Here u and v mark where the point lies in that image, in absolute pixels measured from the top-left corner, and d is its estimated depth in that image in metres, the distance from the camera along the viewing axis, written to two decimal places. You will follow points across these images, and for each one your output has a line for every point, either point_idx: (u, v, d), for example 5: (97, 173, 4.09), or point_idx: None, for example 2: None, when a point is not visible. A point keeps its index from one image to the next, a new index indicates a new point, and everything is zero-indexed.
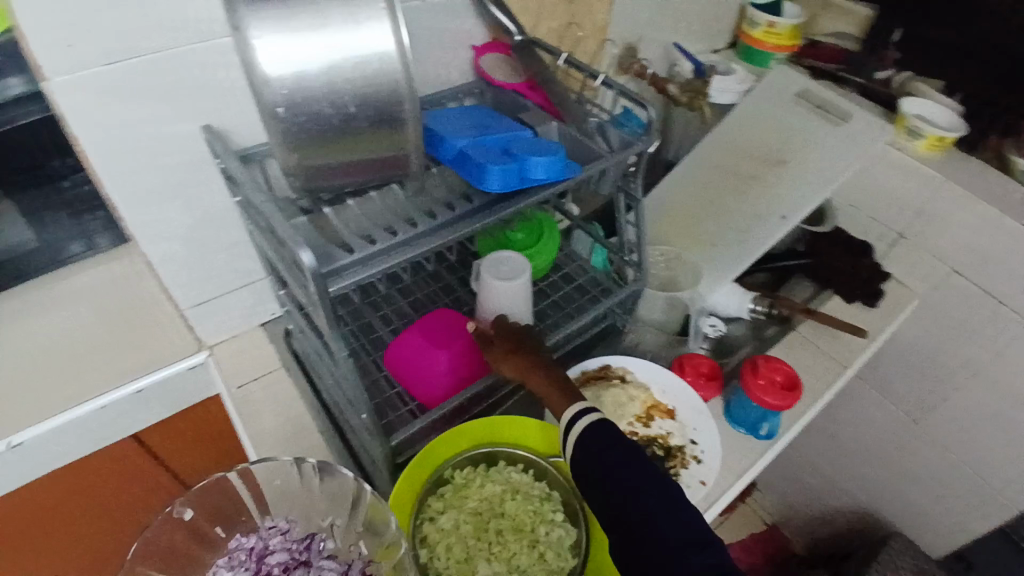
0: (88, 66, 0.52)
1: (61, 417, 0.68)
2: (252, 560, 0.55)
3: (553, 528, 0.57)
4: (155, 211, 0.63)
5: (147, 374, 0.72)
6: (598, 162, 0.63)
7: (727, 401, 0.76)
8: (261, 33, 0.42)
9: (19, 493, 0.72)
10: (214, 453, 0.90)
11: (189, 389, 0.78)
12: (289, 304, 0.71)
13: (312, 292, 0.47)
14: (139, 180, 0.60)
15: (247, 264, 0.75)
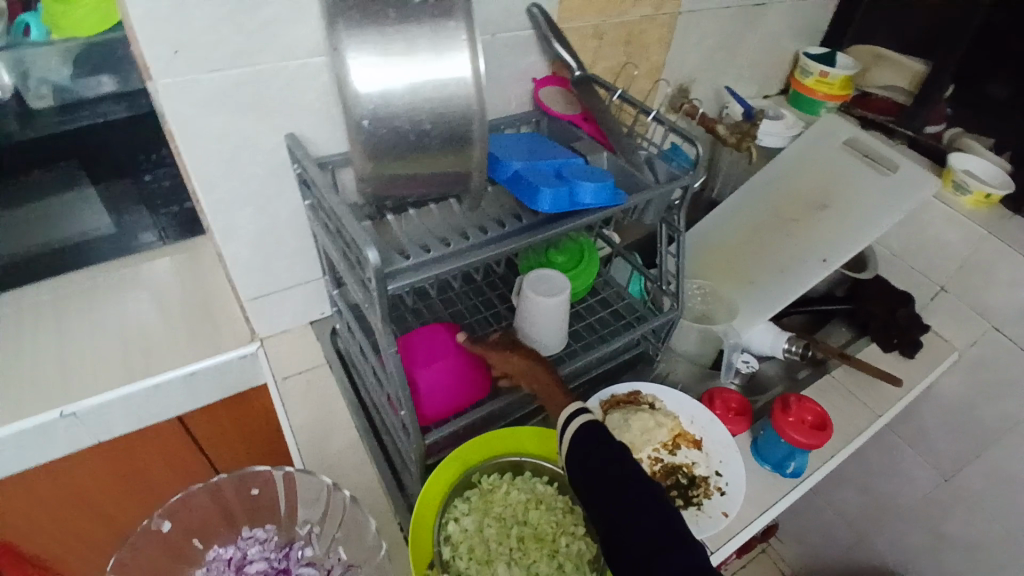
0: (193, 74, 0.58)
1: (126, 390, 0.74)
2: (230, 568, 0.67)
3: (573, 540, 0.58)
4: (232, 208, 0.69)
5: (203, 359, 0.79)
6: (644, 193, 0.66)
7: (755, 437, 0.77)
8: (357, 55, 0.47)
9: (81, 455, 0.79)
10: (259, 440, 0.95)
11: (239, 378, 0.83)
12: (341, 304, 0.76)
13: (372, 291, 0.51)
14: (222, 179, 0.66)
15: (304, 265, 0.79)
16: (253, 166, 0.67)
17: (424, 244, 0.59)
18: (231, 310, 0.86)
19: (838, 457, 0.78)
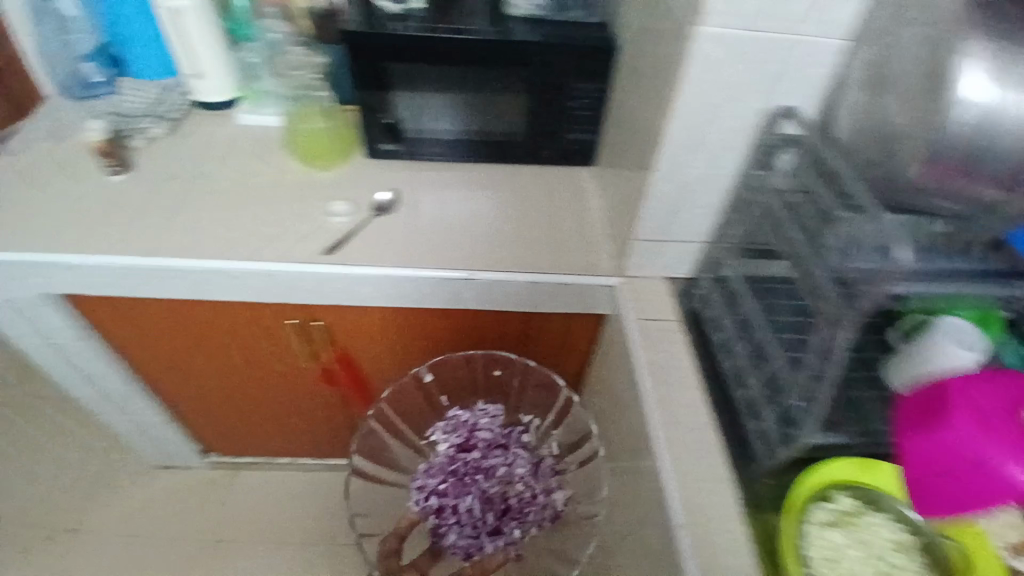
0: (728, 30, 0.80)
1: (472, 278, 1.13)
2: (464, 429, 1.28)
3: (883, 533, 0.83)
4: (694, 159, 0.96)
5: (537, 274, 1.14)
6: (1012, 198, 0.72)
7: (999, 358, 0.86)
8: (730, 24, 0.80)
9: (420, 316, 1.22)
10: (564, 341, 1.33)
11: (568, 291, 1.16)
12: (754, 189, 0.99)
13: (848, 308, 0.76)
14: (698, 133, 0.92)
15: (722, 172, 0.99)
16: (689, 172, 0.98)
17: (883, 238, 0.76)
18: (535, 220, 1.24)
19: None
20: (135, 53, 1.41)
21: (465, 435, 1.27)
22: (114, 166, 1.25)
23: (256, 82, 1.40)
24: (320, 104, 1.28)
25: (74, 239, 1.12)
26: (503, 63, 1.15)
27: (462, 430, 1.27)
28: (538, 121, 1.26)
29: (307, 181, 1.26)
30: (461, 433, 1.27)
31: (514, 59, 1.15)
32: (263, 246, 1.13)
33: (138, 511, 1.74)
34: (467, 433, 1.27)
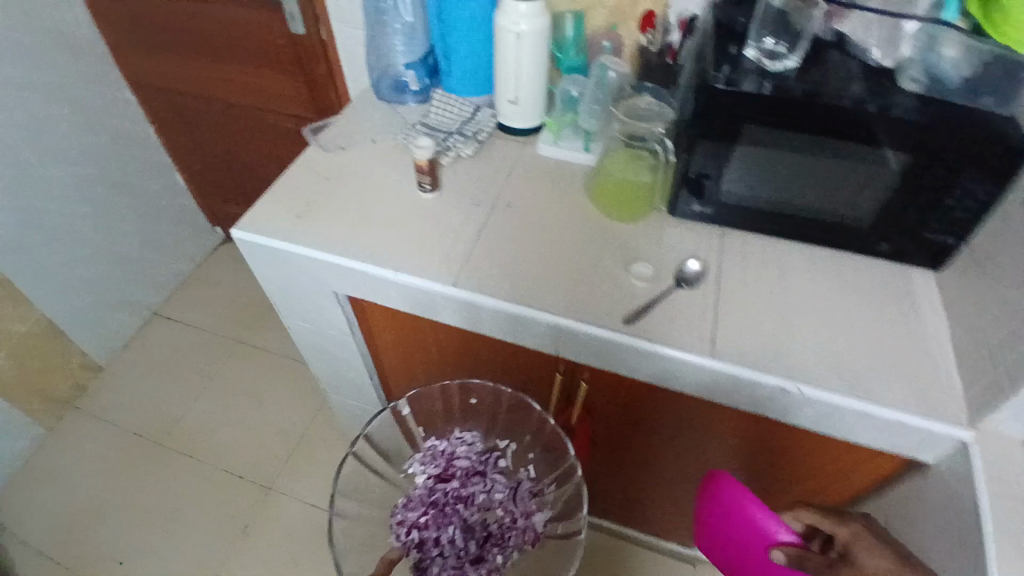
0: None
1: (581, 328, 0.88)
2: (444, 460, 0.98)
3: None
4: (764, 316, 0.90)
5: (675, 348, 0.86)
6: None
7: None
8: None
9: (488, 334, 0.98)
10: (842, 479, 1.02)
11: (707, 378, 0.86)
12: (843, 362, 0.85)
13: None
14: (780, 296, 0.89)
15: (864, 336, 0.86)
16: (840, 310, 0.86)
17: None
18: (649, 251, 0.99)
19: None
20: (455, 69, 1.17)
21: (445, 466, 0.97)
22: (424, 183, 1.04)
23: (586, 119, 1.11)
24: (642, 150, 1.01)
25: (357, 253, 0.97)
26: (782, 127, 0.86)
27: (441, 458, 0.98)
28: (836, 182, 0.92)
29: (621, 237, 1.00)
30: (442, 461, 0.98)
31: (802, 117, 0.84)
32: (567, 302, 0.91)
33: (205, 388, 1.85)
34: (448, 463, 0.97)
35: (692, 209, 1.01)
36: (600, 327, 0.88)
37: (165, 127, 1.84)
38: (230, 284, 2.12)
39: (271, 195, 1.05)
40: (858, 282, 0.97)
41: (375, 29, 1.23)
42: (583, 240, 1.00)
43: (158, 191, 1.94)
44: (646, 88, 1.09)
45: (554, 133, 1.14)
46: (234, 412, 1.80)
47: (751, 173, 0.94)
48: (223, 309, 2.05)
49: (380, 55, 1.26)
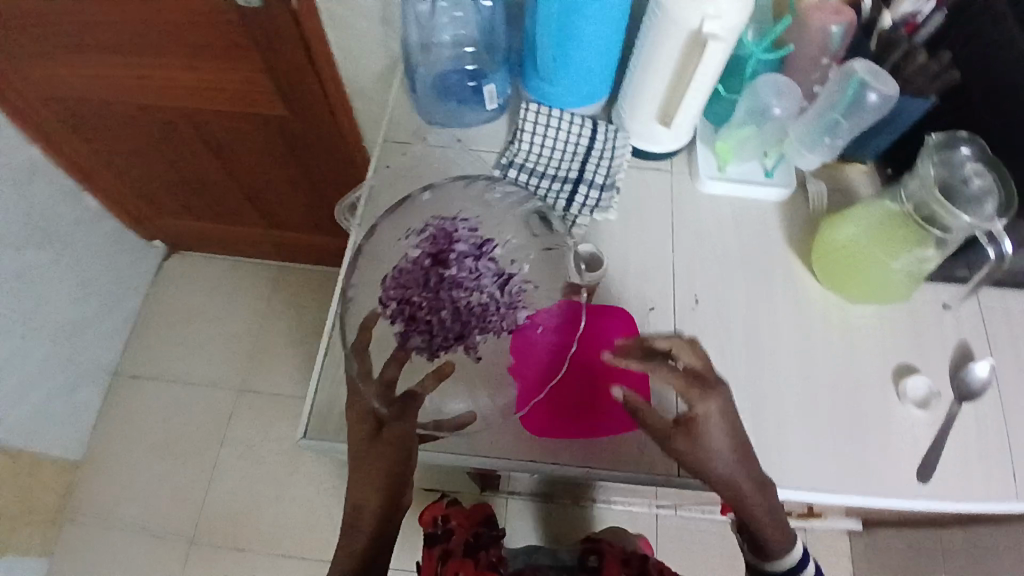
0: None
1: (866, 501, 0.63)
2: (437, 241, 0.58)
3: None
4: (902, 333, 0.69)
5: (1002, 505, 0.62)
6: None
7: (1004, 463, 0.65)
8: None
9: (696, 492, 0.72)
10: None
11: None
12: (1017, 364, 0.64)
13: None
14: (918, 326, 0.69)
15: None
16: None
17: None
18: (915, 346, 0.69)
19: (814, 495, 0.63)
20: (571, 80, 0.72)
21: (436, 249, 0.57)
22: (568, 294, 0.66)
23: (794, 151, 0.73)
24: (934, 248, 0.61)
25: (511, 447, 0.62)
26: None
27: (427, 250, 0.57)
28: None
29: (866, 330, 0.70)
30: (436, 238, 0.58)
31: None
32: (845, 465, 0.64)
33: (214, 470, 1.34)
34: (443, 245, 0.57)
35: (953, 274, 0.70)
36: (904, 495, 0.63)
37: (42, 125, 1.13)
38: (194, 319, 1.49)
39: (336, 364, 0.66)
40: None
41: (417, 14, 0.75)
42: (823, 346, 0.69)
43: (73, 225, 1.27)
44: (965, 139, 0.62)
45: (720, 158, 0.76)
46: (266, 488, 1.33)
47: None
48: (201, 354, 1.45)
49: (427, 53, 0.79)
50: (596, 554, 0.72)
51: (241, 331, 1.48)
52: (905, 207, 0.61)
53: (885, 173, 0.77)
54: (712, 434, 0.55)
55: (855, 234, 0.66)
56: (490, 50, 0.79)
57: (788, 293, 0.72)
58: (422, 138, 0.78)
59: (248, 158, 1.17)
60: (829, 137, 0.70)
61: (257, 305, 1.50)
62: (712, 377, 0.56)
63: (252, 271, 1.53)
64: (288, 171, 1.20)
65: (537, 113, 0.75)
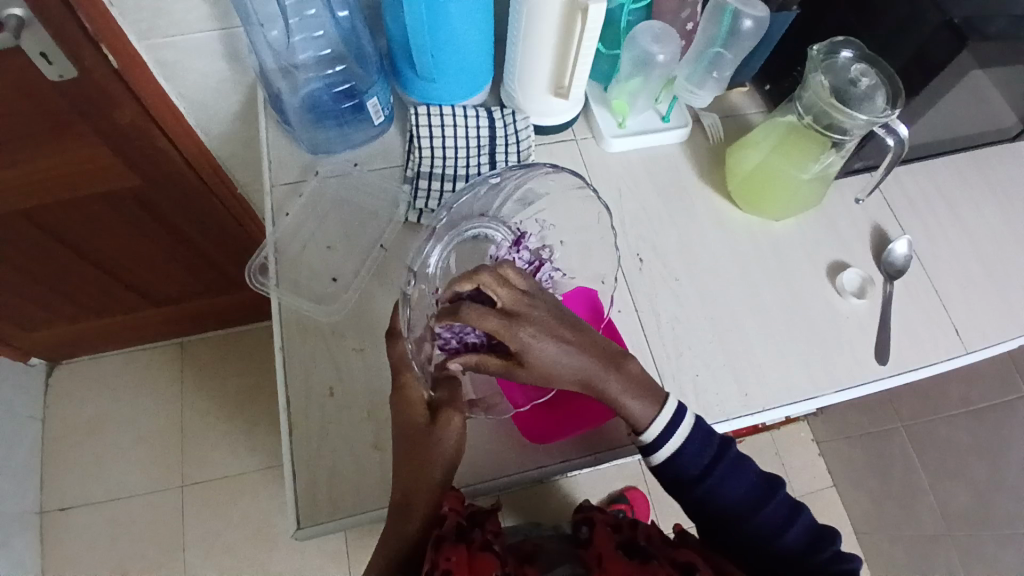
0: None
1: (837, 397, 0.67)
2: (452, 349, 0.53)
3: None
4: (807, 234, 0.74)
5: (937, 364, 0.69)
6: None
7: (931, 325, 0.71)
8: None
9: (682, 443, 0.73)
10: None
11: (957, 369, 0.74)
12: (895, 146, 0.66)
13: None
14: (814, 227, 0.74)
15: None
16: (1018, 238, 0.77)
17: None
18: (836, 243, 0.74)
19: (787, 408, 0.66)
20: (454, 72, 0.68)
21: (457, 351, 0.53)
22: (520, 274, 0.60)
23: (685, 90, 0.75)
24: (834, 151, 0.65)
25: (510, 458, 0.60)
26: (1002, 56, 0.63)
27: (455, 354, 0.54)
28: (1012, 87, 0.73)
29: (794, 240, 0.74)
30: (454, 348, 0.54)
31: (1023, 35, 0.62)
32: (816, 368, 0.67)
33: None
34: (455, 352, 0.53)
35: (850, 169, 0.75)
36: (871, 378, 0.67)
37: None
38: (107, 427, 1.32)
39: (303, 438, 0.60)
40: (1005, 176, 0.84)
41: (268, 39, 0.65)
42: (761, 267, 0.72)
43: None
44: (842, 42, 0.65)
45: (618, 114, 0.76)
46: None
47: (939, 108, 0.70)
48: (128, 462, 1.29)
49: (291, 78, 0.69)
50: (587, 524, 0.60)
51: (168, 421, 1.33)
52: (804, 118, 0.65)
53: (765, 90, 0.80)
54: (541, 350, 0.48)
55: (761, 155, 0.69)
56: (361, 61, 0.69)
57: (717, 227, 0.74)
58: (314, 172, 0.73)
59: (116, 241, 1.02)
60: (715, 71, 0.73)
61: (175, 389, 1.35)
62: (520, 309, 0.47)
63: (157, 356, 1.38)
64: (166, 241, 1.07)
65: (429, 116, 0.70)
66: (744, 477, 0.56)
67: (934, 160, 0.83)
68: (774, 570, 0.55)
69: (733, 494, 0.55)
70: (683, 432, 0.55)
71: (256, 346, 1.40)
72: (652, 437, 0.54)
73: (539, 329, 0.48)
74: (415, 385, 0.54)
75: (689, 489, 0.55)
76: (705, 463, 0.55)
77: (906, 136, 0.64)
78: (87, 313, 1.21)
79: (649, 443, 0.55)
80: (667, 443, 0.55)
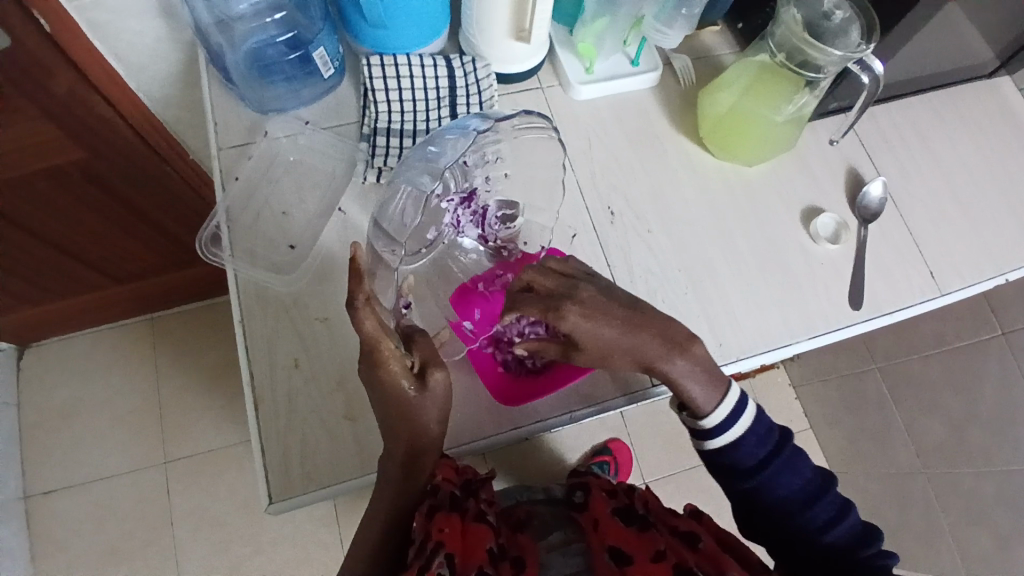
0: None
1: (812, 342, 0.66)
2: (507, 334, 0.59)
3: None
4: (783, 181, 0.72)
5: (907, 308, 0.69)
6: None
7: (903, 267, 0.71)
8: None
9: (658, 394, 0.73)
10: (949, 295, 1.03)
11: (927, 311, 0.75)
12: (872, 93, 0.64)
13: None
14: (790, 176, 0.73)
15: (1019, 191, 0.78)
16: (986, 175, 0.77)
17: None
18: (810, 189, 0.72)
19: (758, 356, 0.65)
20: (407, 17, 0.63)
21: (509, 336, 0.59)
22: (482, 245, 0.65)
23: (654, 30, 0.71)
24: (809, 91, 0.63)
25: (486, 423, 0.59)
26: None
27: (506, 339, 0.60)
28: (983, 19, 0.71)
29: (769, 186, 0.72)
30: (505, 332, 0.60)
31: None
32: (791, 315, 0.66)
33: (178, 554, 1.22)
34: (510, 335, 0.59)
35: (826, 109, 0.72)
36: (845, 323, 0.67)
37: None
38: (82, 409, 1.29)
39: (271, 416, 0.58)
40: (982, 113, 0.82)
41: None
42: (734, 215, 0.70)
43: None
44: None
45: (585, 59, 0.72)
46: (243, 547, 1.23)
47: (917, 42, 0.67)
48: (107, 443, 1.27)
49: (228, 31, 0.64)
50: (582, 488, 0.61)
51: (145, 400, 1.30)
52: (778, 56, 0.63)
53: (737, 29, 0.77)
54: (592, 330, 0.50)
55: (734, 97, 0.66)
56: (303, 9, 0.64)
57: (691, 175, 0.71)
58: (262, 133, 0.68)
59: (66, 218, 0.97)
60: (684, 8, 0.68)
61: (147, 369, 1.32)
62: (563, 292, 0.50)
63: (126, 335, 1.34)
64: (121, 215, 1.01)
65: (383, 66, 0.66)
66: (800, 473, 0.53)
67: (911, 98, 0.81)
68: (817, 570, 0.52)
69: (785, 489, 0.53)
70: (743, 423, 0.53)
71: (229, 319, 1.37)
72: (712, 423, 0.52)
73: (586, 308, 0.49)
74: (394, 358, 0.48)
75: (743, 480, 0.53)
76: (763, 454, 0.53)
77: (881, 72, 0.61)
78: (47, 294, 1.16)
79: (707, 429, 0.53)
80: (727, 431, 0.53)
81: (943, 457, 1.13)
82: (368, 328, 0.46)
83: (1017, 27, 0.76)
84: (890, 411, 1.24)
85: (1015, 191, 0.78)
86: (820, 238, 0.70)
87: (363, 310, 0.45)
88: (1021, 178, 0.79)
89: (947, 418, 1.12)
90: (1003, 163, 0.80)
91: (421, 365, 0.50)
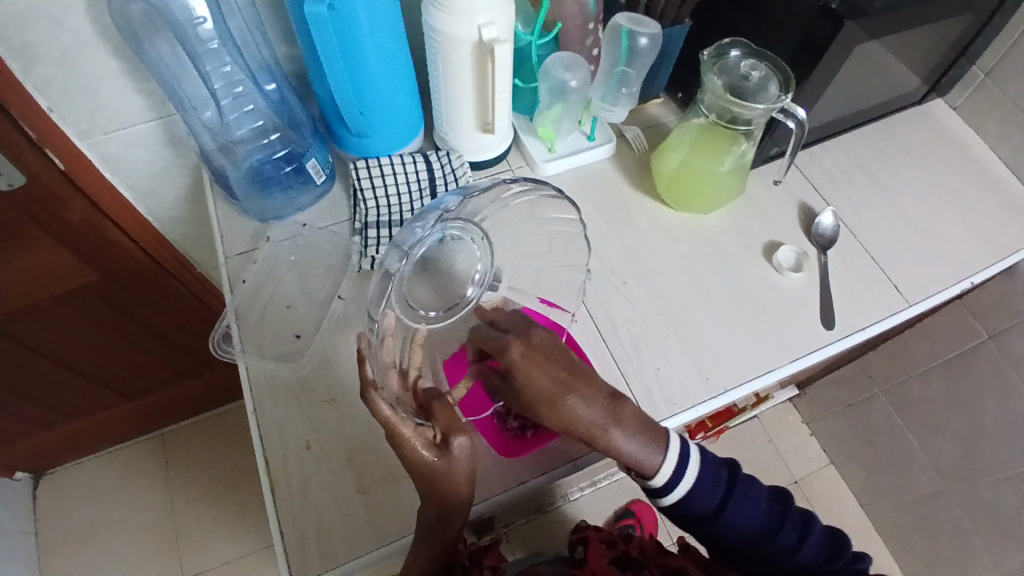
0: None
1: (793, 367, 0.70)
2: None
3: None
4: (738, 222, 0.79)
5: (877, 324, 0.73)
6: None
7: (867, 284, 0.76)
8: None
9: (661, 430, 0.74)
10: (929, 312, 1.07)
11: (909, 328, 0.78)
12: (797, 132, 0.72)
13: None
14: (745, 218, 0.79)
15: (961, 206, 0.85)
16: (925, 195, 0.85)
17: None
18: (766, 226, 0.79)
19: (747, 388, 0.68)
20: (385, 127, 0.73)
21: None
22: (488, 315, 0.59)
23: (602, 109, 0.81)
24: (745, 141, 0.71)
25: (495, 479, 0.62)
26: (880, 38, 0.69)
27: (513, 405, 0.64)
28: (891, 65, 0.80)
29: (728, 230, 0.78)
30: None
31: (897, 20, 0.67)
32: (768, 342, 0.71)
33: None
34: None
35: (767, 155, 0.80)
36: (821, 345, 0.71)
37: None
38: (97, 531, 1.28)
39: (286, 497, 0.60)
40: (913, 139, 0.91)
41: (203, 120, 0.71)
42: (700, 257, 0.76)
43: None
44: (729, 43, 0.72)
45: (546, 141, 0.81)
46: None
47: (833, 90, 0.76)
48: (122, 563, 1.25)
49: (231, 154, 0.73)
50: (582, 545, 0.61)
51: (162, 517, 1.30)
52: (710, 117, 0.72)
53: (678, 98, 0.87)
54: None
55: (681, 157, 0.74)
56: (295, 127, 0.73)
57: (655, 227, 0.78)
58: (265, 238, 0.75)
59: (85, 339, 1.03)
60: (625, 88, 0.79)
61: (162, 481, 1.33)
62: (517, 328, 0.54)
63: (142, 450, 1.36)
64: (133, 332, 1.07)
65: (368, 168, 0.74)
66: None
67: (847, 134, 0.89)
68: None
69: None
70: (692, 475, 0.56)
71: (242, 425, 1.39)
72: (662, 480, 0.55)
73: None
74: (415, 435, 0.49)
75: None
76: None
77: (804, 117, 0.70)
78: (64, 417, 1.19)
79: (659, 486, 0.55)
80: (678, 484, 0.56)
81: (961, 473, 1.13)
82: (383, 410, 0.49)
83: (931, 62, 0.85)
84: (902, 434, 1.24)
85: (959, 205, 0.85)
86: (782, 268, 0.75)
87: (375, 398, 0.49)
88: (961, 193, 0.86)
89: (957, 435, 1.12)
90: (943, 181, 0.87)
91: (443, 435, 0.49)
